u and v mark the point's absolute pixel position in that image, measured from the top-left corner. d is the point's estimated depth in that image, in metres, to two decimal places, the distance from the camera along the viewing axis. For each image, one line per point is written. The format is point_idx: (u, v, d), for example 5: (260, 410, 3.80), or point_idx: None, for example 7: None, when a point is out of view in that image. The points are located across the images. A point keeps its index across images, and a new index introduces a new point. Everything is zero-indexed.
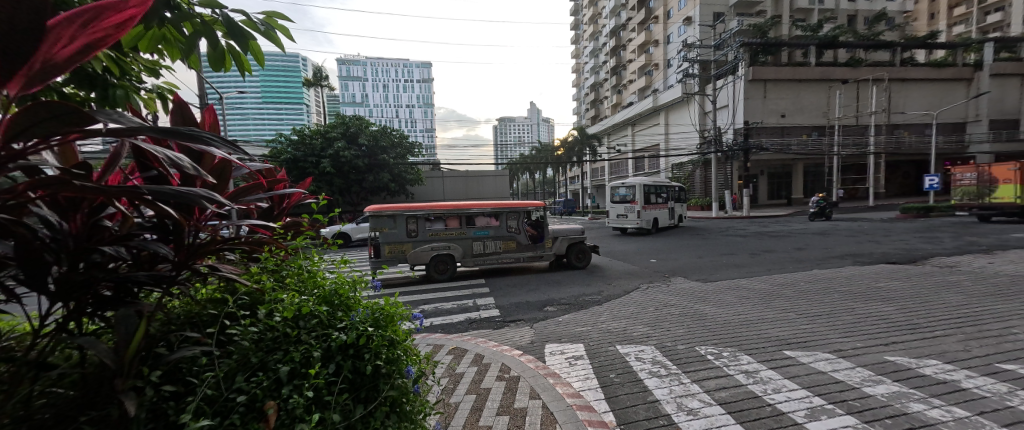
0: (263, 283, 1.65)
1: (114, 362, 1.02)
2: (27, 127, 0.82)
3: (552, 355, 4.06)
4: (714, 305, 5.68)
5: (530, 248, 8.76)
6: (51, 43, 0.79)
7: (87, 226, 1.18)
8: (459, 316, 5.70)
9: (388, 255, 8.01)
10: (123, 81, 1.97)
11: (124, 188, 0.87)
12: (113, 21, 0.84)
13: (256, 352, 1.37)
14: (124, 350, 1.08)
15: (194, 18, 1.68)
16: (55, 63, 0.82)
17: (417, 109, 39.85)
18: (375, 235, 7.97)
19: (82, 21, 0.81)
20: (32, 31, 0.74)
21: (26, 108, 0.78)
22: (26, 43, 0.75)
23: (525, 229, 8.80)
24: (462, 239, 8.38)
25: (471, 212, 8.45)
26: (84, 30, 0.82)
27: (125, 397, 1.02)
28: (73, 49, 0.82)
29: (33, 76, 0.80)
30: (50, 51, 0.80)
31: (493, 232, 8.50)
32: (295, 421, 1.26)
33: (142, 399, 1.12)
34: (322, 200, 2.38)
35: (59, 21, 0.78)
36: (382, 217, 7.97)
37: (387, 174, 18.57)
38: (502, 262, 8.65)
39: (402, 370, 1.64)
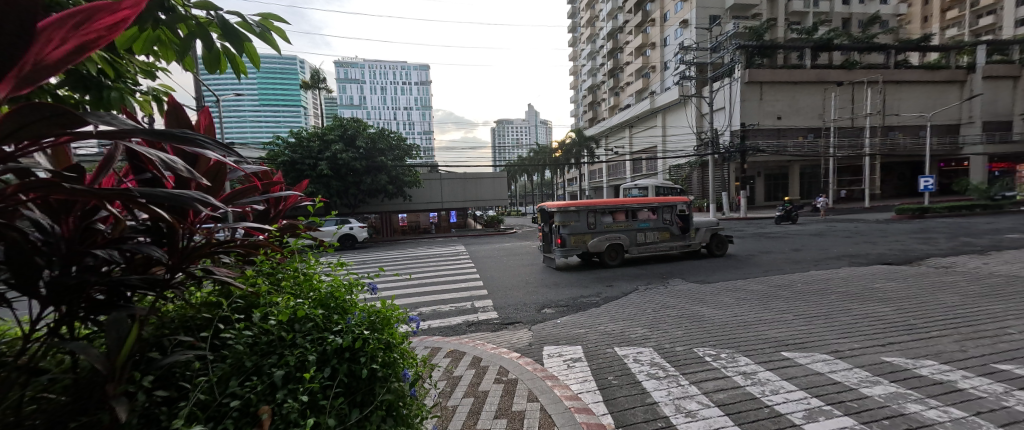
0: (259, 285, 1.64)
1: (105, 367, 1.01)
2: (18, 129, 0.81)
3: (550, 357, 4.05)
4: (712, 306, 5.69)
5: (680, 238, 9.94)
6: (41, 45, 0.79)
7: (80, 229, 1.18)
8: (457, 319, 5.69)
9: (572, 245, 9.20)
10: (118, 83, 1.96)
11: (113, 191, 0.86)
12: (106, 22, 0.83)
13: (250, 356, 1.36)
14: (115, 354, 1.06)
15: (189, 21, 1.68)
16: (45, 64, 0.82)
17: (415, 112, 39.91)
18: (561, 228, 9.16)
19: (74, 24, 0.81)
20: (19, 34, 0.73)
21: (17, 108, 0.77)
22: (15, 46, 0.74)
23: (675, 221, 9.99)
24: (629, 230, 9.57)
25: (634, 207, 9.65)
26: (77, 33, 0.82)
27: (115, 403, 1.00)
28: (63, 51, 0.82)
29: (23, 78, 0.80)
30: (39, 54, 0.80)
31: (653, 224, 9.70)
32: (288, 426, 1.24)
33: (133, 404, 1.11)
34: (319, 202, 2.37)
35: (50, 24, 0.78)
36: (568, 212, 9.17)
37: (384, 176, 18.52)
38: (658, 251, 9.82)
39: (398, 373, 1.62)
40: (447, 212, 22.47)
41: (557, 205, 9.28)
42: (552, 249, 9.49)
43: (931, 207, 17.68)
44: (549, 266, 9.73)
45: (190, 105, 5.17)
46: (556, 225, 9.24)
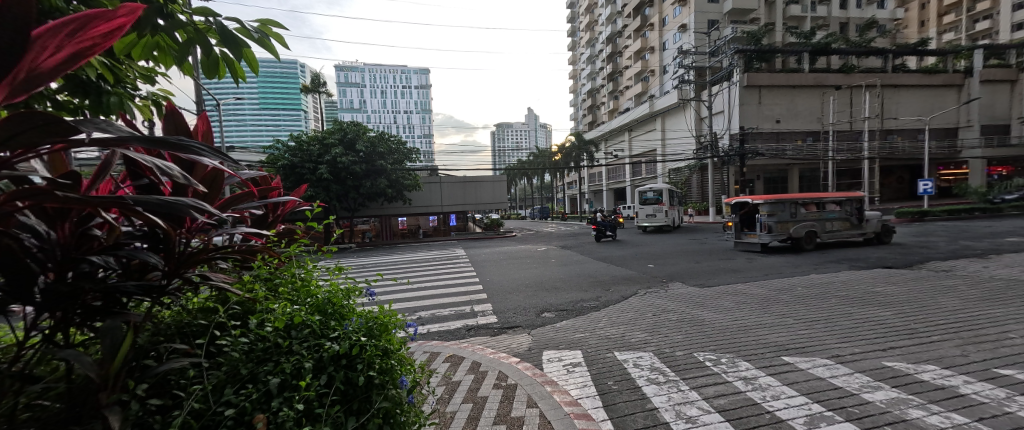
0: (256, 291, 1.64)
1: (98, 376, 1.00)
2: (12, 136, 0.81)
3: (549, 362, 4.04)
4: (712, 310, 5.68)
5: (857, 227, 11.56)
6: (36, 52, 0.79)
7: (75, 236, 1.17)
8: (457, 323, 5.69)
9: (778, 231, 11.00)
10: (117, 88, 1.97)
11: (110, 198, 0.87)
12: (102, 29, 0.84)
13: (246, 363, 1.36)
14: (108, 363, 1.05)
15: (188, 26, 1.69)
16: (41, 70, 0.82)
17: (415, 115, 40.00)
18: (771, 217, 10.96)
19: (69, 30, 0.80)
20: (16, 37, 0.73)
21: (14, 115, 0.77)
22: (10, 52, 0.74)
23: (853, 213, 11.64)
24: (820, 219, 11.27)
25: (822, 200, 11.38)
26: (73, 41, 0.82)
27: (107, 414, 0.99)
28: (58, 58, 0.82)
29: (18, 85, 0.80)
30: (35, 61, 0.80)
31: (838, 214, 11.36)
32: None
33: (126, 413, 1.09)
34: (317, 207, 2.37)
35: (44, 30, 0.77)
36: (775, 203, 11.01)
37: (384, 180, 18.51)
38: (842, 237, 11.50)
39: (396, 380, 1.61)
40: (447, 214, 22.48)
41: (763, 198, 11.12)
42: (756, 235, 11.29)
43: (931, 211, 17.74)
44: (752, 249, 11.52)
45: (191, 112, 5.14)
46: (764, 215, 11.06)
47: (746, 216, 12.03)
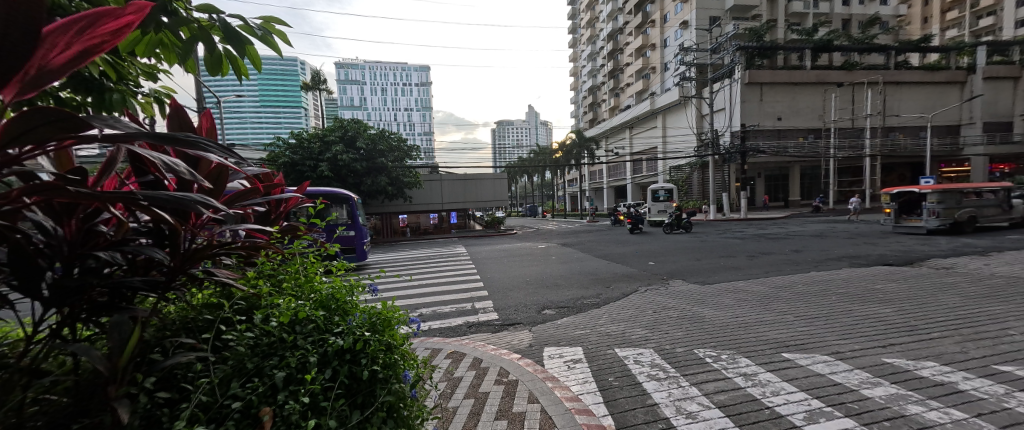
0: (260, 287, 1.65)
1: (107, 369, 1.01)
2: (22, 133, 0.81)
3: (551, 358, 4.05)
4: (712, 307, 5.68)
5: (1008, 213, 13.24)
6: (47, 49, 0.79)
7: (82, 231, 1.18)
8: (457, 320, 5.69)
9: (947, 216, 12.55)
10: (119, 85, 1.97)
11: (116, 193, 0.87)
12: (110, 26, 0.84)
13: (252, 358, 1.36)
14: (117, 356, 1.06)
15: (191, 24, 1.69)
16: (50, 68, 0.82)
17: (416, 113, 39.79)
18: (940, 204, 12.53)
19: (77, 28, 0.81)
20: (27, 35, 0.73)
21: (25, 111, 0.77)
22: (22, 48, 0.74)
23: (1004, 201, 13.29)
24: (979, 206, 12.88)
25: (981, 189, 13.05)
26: (82, 37, 0.82)
27: (117, 407, 1.00)
28: (68, 56, 0.82)
29: (29, 82, 0.80)
30: (45, 58, 0.80)
31: (995, 202, 13.02)
32: (289, 428, 1.24)
33: (134, 406, 1.11)
34: (320, 204, 2.36)
35: (54, 29, 0.79)
36: (941, 193, 12.58)
37: (385, 177, 18.53)
38: (996, 221, 13.19)
39: (399, 374, 1.63)
40: (447, 212, 22.47)
41: (932, 188, 12.67)
42: (921, 220, 12.84)
43: None
44: (915, 232, 13.10)
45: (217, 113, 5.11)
46: (932, 202, 12.64)
47: (904, 204, 13.60)
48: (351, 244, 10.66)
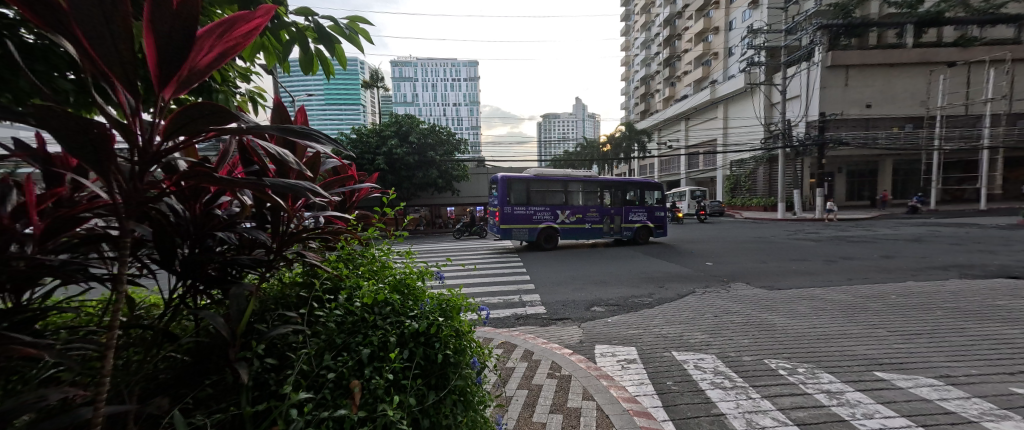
0: (341, 269, 1.81)
1: (229, 333, 1.17)
2: (184, 126, 0.91)
3: (603, 356, 3.97)
4: (784, 315, 5.21)
5: None
6: (198, 52, 0.90)
7: (204, 213, 1.35)
8: (506, 311, 5.77)
9: None
10: (223, 86, 2.21)
11: (249, 180, 0.96)
12: (243, 30, 0.95)
13: (339, 334, 1.50)
14: (235, 323, 1.22)
15: (290, 27, 1.87)
16: (198, 68, 0.92)
17: (464, 107, 39.29)
18: None
19: (220, 31, 0.91)
20: (183, 40, 0.84)
21: (186, 107, 0.87)
22: (179, 47, 0.85)
23: None
24: None
25: None
26: (222, 40, 0.93)
27: (240, 365, 1.17)
28: (212, 57, 0.92)
29: (184, 80, 0.91)
30: (195, 60, 0.91)
31: None
32: (375, 400, 1.35)
33: (250, 368, 1.27)
34: (389, 194, 2.50)
35: (206, 31, 0.88)
36: None
37: (435, 170, 19.25)
38: None
39: (468, 360, 1.70)
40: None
41: None
42: None
43: None
44: None
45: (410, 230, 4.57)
46: None
47: None
48: (663, 222, 13.61)
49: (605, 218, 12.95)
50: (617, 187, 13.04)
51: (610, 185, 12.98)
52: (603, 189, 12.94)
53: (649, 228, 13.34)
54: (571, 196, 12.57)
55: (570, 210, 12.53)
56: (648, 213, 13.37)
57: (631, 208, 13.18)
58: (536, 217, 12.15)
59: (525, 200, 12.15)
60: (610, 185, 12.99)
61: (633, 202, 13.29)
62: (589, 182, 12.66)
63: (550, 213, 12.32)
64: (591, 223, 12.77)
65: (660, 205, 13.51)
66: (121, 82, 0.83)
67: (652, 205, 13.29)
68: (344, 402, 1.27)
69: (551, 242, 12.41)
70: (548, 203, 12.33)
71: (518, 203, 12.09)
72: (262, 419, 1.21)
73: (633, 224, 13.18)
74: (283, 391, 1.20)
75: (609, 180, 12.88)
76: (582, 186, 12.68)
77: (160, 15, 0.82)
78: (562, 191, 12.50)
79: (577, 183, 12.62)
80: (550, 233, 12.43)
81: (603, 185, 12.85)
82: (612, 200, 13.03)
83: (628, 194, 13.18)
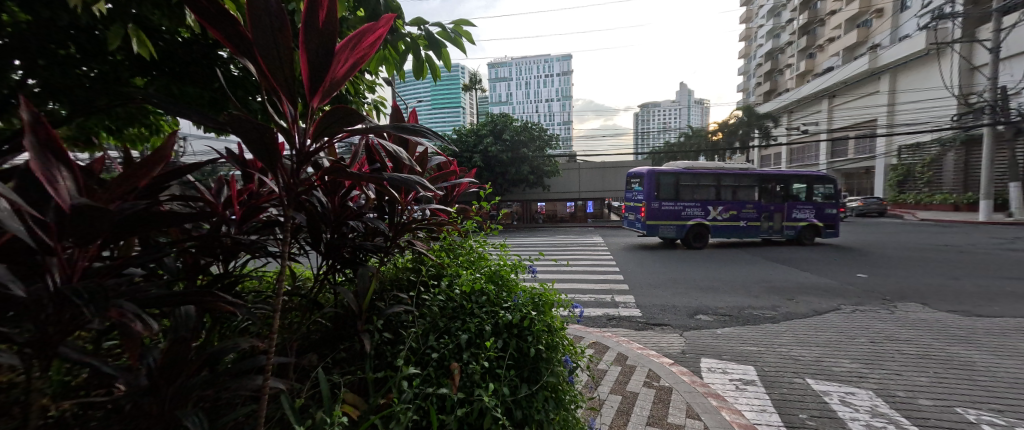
0: (443, 258, 1.97)
1: (356, 307, 1.37)
2: (324, 131, 1.04)
3: (712, 372, 3.62)
4: (985, 351, 4.12)
5: None
6: (336, 65, 1.04)
7: (340, 204, 1.57)
8: (597, 310, 5.62)
9: None
10: (356, 98, 2.58)
11: (371, 175, 1.07)
12: (369, 41, 1.08)
13: (441, 318, 1.65)
14: (362, 298, 1.43)
15: (405, 38, 2.07)
16: (335, 78, 1.07)
17: (555, 103, 34.52)
18: None
19: (352, 43, 1.04)
20: (323, 56, 0.99)
21: (327, 111, 0.99)
22: (322, 60, 1.00)
23: None
24: None
25: None
26: (352, 51, 1.06)
27: (365, 335, 1.37)
28: (344, 68, 1.07)
29: (327, 89, 1.06)
30: (334, 71, 1.05)
31: None
32: (472, 383, 1.46)
33: (372, 339, 1.48)
34: (486, 189, 2.62)
35: (341, 44, 1.01)
36: None
37: (527, 167, 19.58)
38: None
39: (560, 357, 1.71)
40: (585, 201, 22.25)
41: None
42: None
43: None
44: None
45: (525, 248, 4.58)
46: None
47: None
48: (833, 221, 12.05)
49: (764, 216, 11.80)
50: (777, 179, 11.78)
51: (770, 179, 11.75)
52: (762, 183, 11.74)
53: (816, 228, 11.95)
54: (725, 191, 11.61)
55: (723, 206, 11.59)
56: (816, 211, 11.93)
57: (795, 204, 11.85)
58: (686, 213, 11.46)
59: (673, 195, 11.49)
60: (770, 179, 11.76)
61: (797, 197, 11.91)
62: (746, 176, 11.57)
63: (700, 209, 11.52)
64: (747, 221, 11.71)
65: (831, 202, 12.00)
66: (284, 89, 0.98)
67: (822, 202, 11.85)
68: (446, 381, 1.40)
69: (701, 240, 11.65)
70: (699, 198, 11.50)
71: (666, 198, 11.47)
72: (381, 385, 1.39)
73: (796, 222, 11.88)
74: (396, 363, 1.36)
75: (770, 173, 11.65)
76: (737, 179, 11.62)
77: (311, 34, 0.97)
78: (714, 185, 11.59)
79: (732, 176, 11.60)
80: (700, 230, 11.65)
81: (762, 179, 11.68)
82: (771, 194, 11.81)
83: (792, 188, 11.85)
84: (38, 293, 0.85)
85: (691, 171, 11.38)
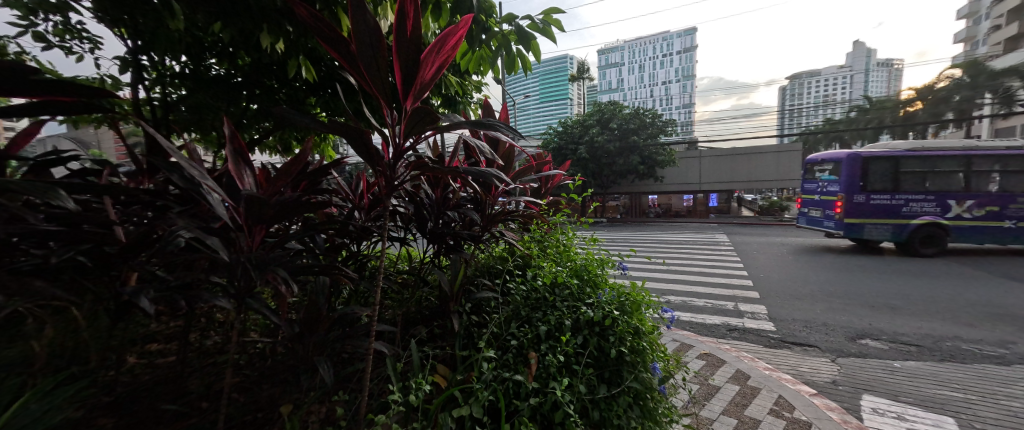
0: (532, 249, 2.02)
1: (447, 290, 1.51)
2: (413, 130, 1.13)
3: (879, 416, 2.77)
4: None
5: None
6: (423, 69, 1.11)
7: (442, 196, 1.72)
8: (715, 319, 5.06)
9: None
10: (464, 99, 2.80)
11: (452, 168, 1.12)
12: (451, 42, 1.13)
13: (524, 307, 1.70)
14: (452, 283, 1.56)
15: (498, 35, 2.13)
16: (423, 82, 1.15)
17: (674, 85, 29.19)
18: None
19: (436, 46, 1.10)
20: (411, 60, 1.08)
21: (413, 112, 1.07)
22: (410, 64, 1.09)
23: None
24: None
25: None
26: (438, 53, 1.13)
27: (454, 317, 1.50)
28: (430, 72, 1.14)
29: (417, 93, 1.14)
30: (421, 75, 1.13)
31: None
32: (547, 376, 1.47)
33: (461, 320, 1.61)
34: (578, 180, 2.59)
35: (427, 49, 1.08)
36: None
37: (637, 156, 18.25)
38: None
39: (647, 364, 1.59)
40: (707, 194, 20.12)
41: None
42: None
43: None
44: None
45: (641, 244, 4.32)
46: None
47: None
48: None
49: None
50: None
51: None
52: None
53: None
54: (978, 179, 7.84)
55: (974, 201, 7.87)
56: None
57: None
58: (908, 210, 8.05)
59: (888, 186, 8.12)
60: None
61: None
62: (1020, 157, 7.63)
63: (933, 204, 8.00)
64: (1017, 222, 7.78)
65: None
66: (383, 94, 1.09)
67: None
68: (522, 370, 1.44)
69: (932, 248, 8.13)
70: (932, 188, 7.98)
71: (876, 189, 8.16)
72: (466, 365, 1.50)
73: None
74: (478, 345, 1.47)
75: None
76: (1003, 161, 7.77)
77: (402, 42, 1.06)
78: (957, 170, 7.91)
79: (992, 156, 7.77)
80: (931, 234, 8.09)
81: None
82: None
83: None
84: (235, 258, 1.04)
85: (918, 152, 7.91)
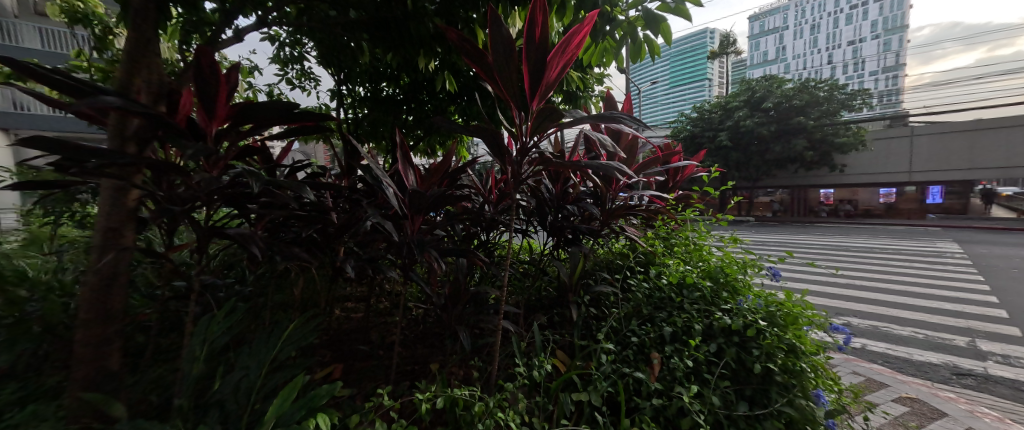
0: (656, 246, 1.90)
1: (565, 280, 1.56)
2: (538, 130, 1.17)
3: None
4: None
5: None
6: (551, 72, 1.16)
7: (562, 190, 1.77)
8: (931, 356, 3.82)
9: None
10: (586, 93, 2.80)
11: (575, 163, 1.13)
12: (578, 41, 1.15)
13: (646, 305, 1.63)
14: (571, 274, 1.60)
15: (623, 23, 2.04)
16: (549, 81, 1.18)
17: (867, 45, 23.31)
18: None
19: (563, 46, 1.13)
20: (539, 64, 1.13)
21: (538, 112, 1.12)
22: (537, 66, 1.14)
23: None
24: None
25: None
26: (564, 52, 1.15)
27: (573, 306, 1.53)
28: (557, 73, 1.17)
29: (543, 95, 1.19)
30: (548, 77, 1.17)
31: None
32: (672, 382, 1.36)
33: (579, 311, 1.63)
34: (714, 172, 2.31)
35: (554, 50, 1.12)
36: None
37: (805, 140, 14.95)
38: None
39: (808, 390, 1.33)
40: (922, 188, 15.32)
41: None
42: None
43: None
44: None
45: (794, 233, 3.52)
46: None
47: None
48: None
49: None
50: None
51: None
52: None
53: None
54: None
55: None
56: None
57: None
58: None
59: None
60: None
61: None
62: None
63: None
64: None
65: None
66: (512, 97, 1.19)
67: None
68: (644, 369, 1.37)
69: None
70: None
71: None
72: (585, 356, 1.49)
73: None
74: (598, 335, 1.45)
75: None
76: None
77: (532, 46, 1.12)
78: None
79: None
80: None
81: None
82: None
83: None
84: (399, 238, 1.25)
85: None
